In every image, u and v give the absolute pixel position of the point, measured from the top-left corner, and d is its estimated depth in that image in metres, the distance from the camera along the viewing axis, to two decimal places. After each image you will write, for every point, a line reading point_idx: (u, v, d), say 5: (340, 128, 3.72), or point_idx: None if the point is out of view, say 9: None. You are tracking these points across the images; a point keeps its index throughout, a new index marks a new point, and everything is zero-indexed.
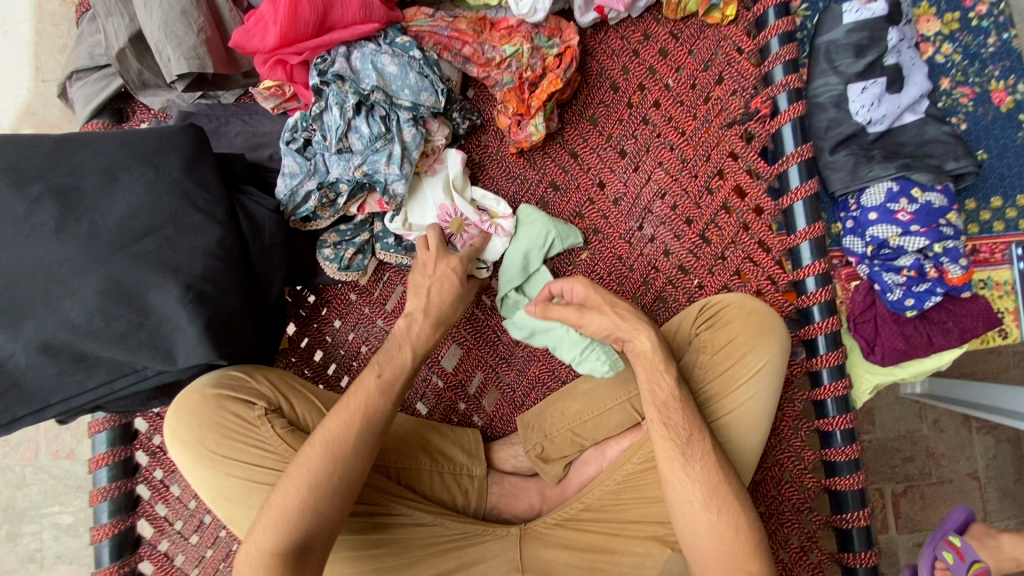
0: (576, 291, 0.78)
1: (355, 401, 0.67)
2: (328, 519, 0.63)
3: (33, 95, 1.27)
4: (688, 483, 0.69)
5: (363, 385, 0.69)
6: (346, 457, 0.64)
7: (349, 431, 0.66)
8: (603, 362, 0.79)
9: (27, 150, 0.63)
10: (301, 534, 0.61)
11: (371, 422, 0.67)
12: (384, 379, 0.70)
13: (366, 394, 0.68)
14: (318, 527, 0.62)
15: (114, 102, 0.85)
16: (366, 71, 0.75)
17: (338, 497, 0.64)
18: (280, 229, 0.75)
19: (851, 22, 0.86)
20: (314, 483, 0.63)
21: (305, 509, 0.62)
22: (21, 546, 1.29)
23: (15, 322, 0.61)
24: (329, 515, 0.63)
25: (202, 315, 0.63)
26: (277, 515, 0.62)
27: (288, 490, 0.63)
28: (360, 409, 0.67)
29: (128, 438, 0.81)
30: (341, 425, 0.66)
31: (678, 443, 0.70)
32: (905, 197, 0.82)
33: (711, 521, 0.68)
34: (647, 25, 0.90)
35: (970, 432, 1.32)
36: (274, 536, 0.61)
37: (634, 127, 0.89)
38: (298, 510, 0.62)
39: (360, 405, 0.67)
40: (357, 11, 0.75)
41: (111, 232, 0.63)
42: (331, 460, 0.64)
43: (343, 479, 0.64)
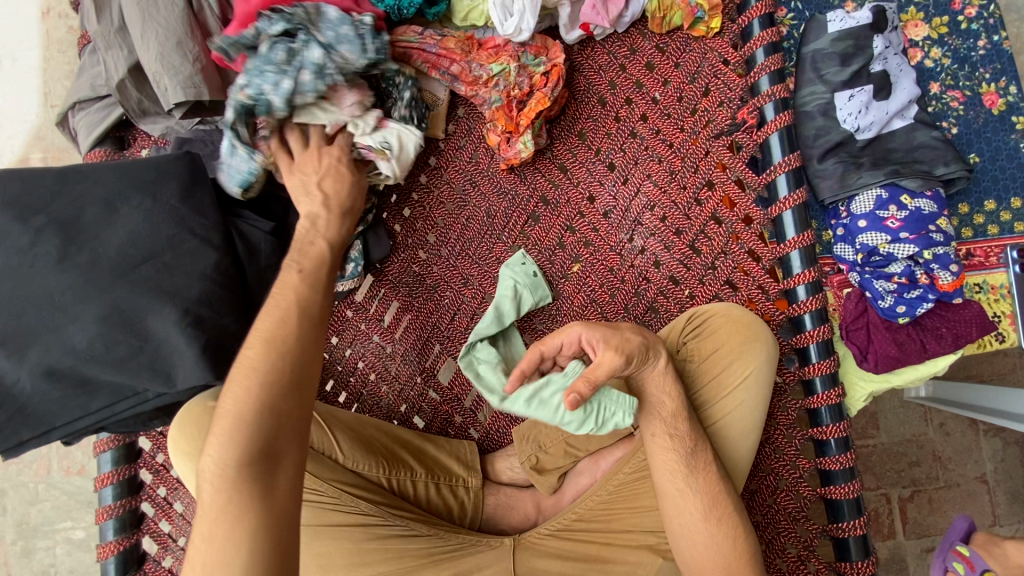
0: (595, 342, 0.66)
1: (288, 298, 0.62)
2: (285, 400, 0.57)
3: (42, 121, 1.30)
4: (688, 494, 0.70)
5: (290, 282, 0.63)
6: (285, 352, 0.58)
7: (284, 323, 0.60)
8: (622, 413, 0.67)
9: (31, 183, 0.66)
10: (259, 431, 0.55)
11: (307, 316, 0.61)
12: (306, 273, 0.64)
13: (297, 293, 0.62)
14: (275, 421, 0.56)
15: (115, 130, 0.88)
16: (322, 38, 0.72)
17: (293, 376, 0.58)
18: (276, 252, 0.76)
19: (836, 31, 0.87)
20: (258, 379, 0.56)
21: (255, 405, 0.56)
22: (35, 561, 1.32)
23: (20, 349, 0.63)
24: (283, 404, 0.57)
25: (200, 339, 0.65)
26: (227, 422, 0.55)
27: (232, 397, 0.56)
28: (292, 305, 0.61)
29: (132, 457, 0.84)
30: (271, 319, 0.60)
31: (682, 455, 0.71)
32: (894, 204, 0.82)
33: (714, 532, 0.69)
34: (633, 40, 0.91)
35: (977, 434, 1.30)
36: (225, 447, 0.54)
37: (622, 140, 0.90)
38: (248, 410, 0.55)
39: (292, 300, 0.61)
40: (343, 27, 0.76)
41: (111, 260, 0.65)
42: (271, 354, 0.58)
43: (291, 362, 0.58)
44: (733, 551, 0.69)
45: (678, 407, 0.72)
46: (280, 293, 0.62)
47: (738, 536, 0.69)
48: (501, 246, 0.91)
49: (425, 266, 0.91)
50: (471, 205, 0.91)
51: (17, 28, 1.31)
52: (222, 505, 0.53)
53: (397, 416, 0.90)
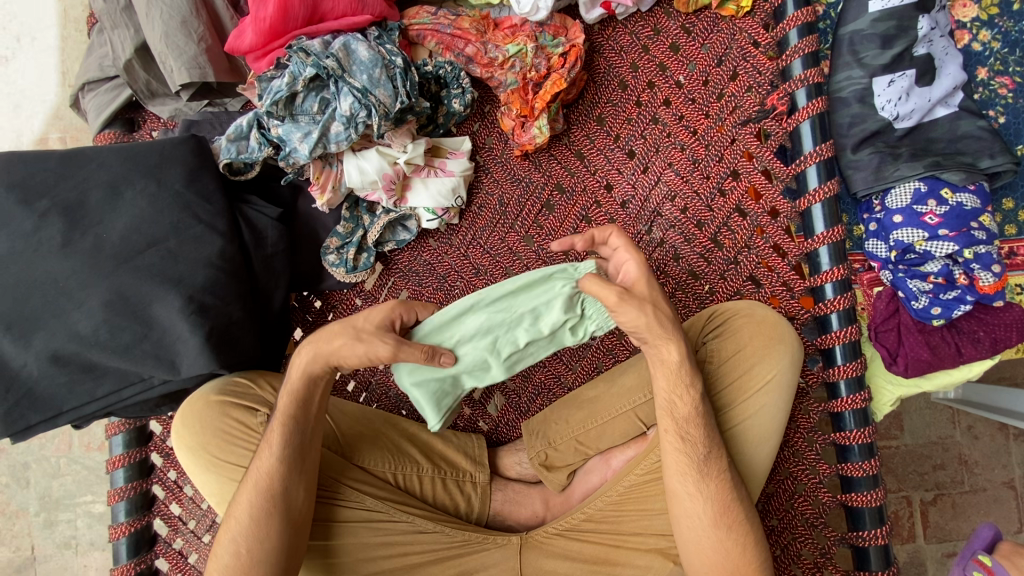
0: (630, 271, 0.68)
1: (255, 471, 0.67)
2: (255, 558, 0.64)
3: (60, 99, 1.30)
4: (699, 500, 0.68)
5: (257, 454, 0.67)
6: (273, 490, 0.66)
7: (249, 502, 0.66)
8: (597, 322, 0.70)
9: (34, 166, 0.65)
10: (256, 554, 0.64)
11: (268, 490, 0.65)
12: (268, 441, 0.67)
13: (264, 461, 0.66)
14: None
15: (125, 111, 0.86)
16: (333, 52, 0.71)
17: (262, 550, 0.65)
18: (284, 239, 0.75)
19: (877, 11, 0.81)
20: (235, 538, 0.65)
21: (231, 554, 0.65)
22: (57, 532, 1.36)
23: (26, 335, 0.63)
24: (255, 561, 0.64)
25: (203, 327, 0.64)
26: (234, 525, 0.66)
27: (217, 551, 0.66)
28: (255, 478, 0.66)
29: (143, 440, 0.84)
30: (266, 462, 0.66)
31: (696, 459, 0.68)
32: (933, 198, 0.77)
33: (720, 541, 0.67)
34: (657, 20, 0.86)
35: (1007, 439, 1.25)
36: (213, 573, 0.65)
37: (643, 126, 0.86)
38: (225, 563, 0.65)
39: (257, 479, 0.66)
40: (349, 3, 0.74)
41: (115, 245, 0.65)
42: (244, 515, 0.65)
43: (260, 525, 0.65)
44: (740, 559, 0.67)
45: (691, 410, 0.68)
46: (257, 452, 0.68)
47: (749, 545, 0.67)
48: (513, 235, 0.88)
49: (436, 255, 0.89)
50: (484, 192, 0.89)
51: (32, 5, 1.29)
52: None
53: (405, 406, 0.89)
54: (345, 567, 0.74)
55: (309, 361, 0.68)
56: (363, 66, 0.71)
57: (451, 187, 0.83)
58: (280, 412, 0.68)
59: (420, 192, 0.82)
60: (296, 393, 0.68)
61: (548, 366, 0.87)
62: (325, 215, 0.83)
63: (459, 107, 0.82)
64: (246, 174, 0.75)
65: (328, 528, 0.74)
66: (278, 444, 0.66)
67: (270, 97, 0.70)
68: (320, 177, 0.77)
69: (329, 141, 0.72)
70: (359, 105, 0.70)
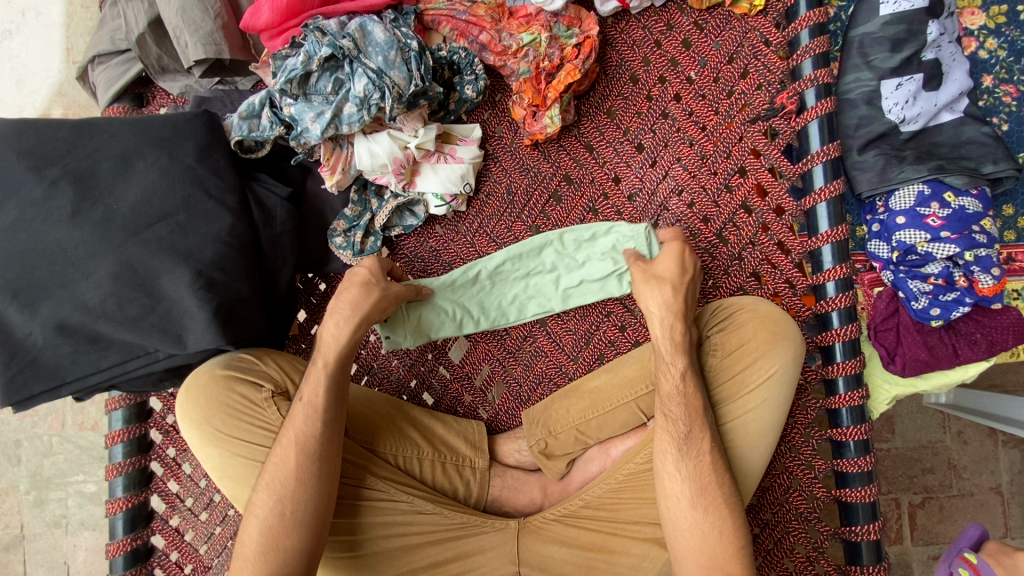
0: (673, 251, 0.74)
1: (293, 432, 0.67)
2: (299, 518, 0.65)
3: (63, 76, 1.29)
4: (675, 481, 0.69)
5: (294, 416, 0.68)
6: (315, 452, 0.66)
7: (287, 464, 0.66)
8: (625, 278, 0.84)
9: (46, 134, 0.65)
10: (300, 515, 0.65)
11: (307, 451, 0.66)
12: (306, 402, 0.68)
13: (303, 422, 0.67)
14: (292, 536, 0.65)
15: (134, 86, 0.86)
16: (349, 31, 0.71)
17: (304, 509, 0.65)
18: (292, 219, 0.75)
19: (888, 15, 0.81)
20: (274, 498, 0.65)
21: (272, 514, 0.65)
22: (47, 511, 1.35)
23: (34, 303, 0.62)
24: (298, 520, 0.65)
25: (211, 302, 0.64)
26: (273, 488, 0.66)
27: (253, 514, 0.66)
28: (292, 440, 0.67)
29: (143, 416, 0.84)
30: (306, 423, 0.67)
31: (675, 437, 0.70)
32: (936, 201, 0.78)
33: (687, 524, 0.68)
34: (670, 15, 0.86)
35: (995, 445, 1.27)
36: (252, 534, 0.65)
37: (653, 120, 0.87)
38: (266, 523, 0.65)
39: (295, 441, 0.67)
40: None
41: (125, 217, 0.64)
42: (283, 475, 0.66)
43: (301, 486, 0.65)
44: (725, 538, 0.67)
45: (677, 390, 0.70)
46: (293, 414, 0.68)
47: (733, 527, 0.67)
48: (520, 225, 0.88)
49: (442, 241, 0.89)
50: (492, 180, 0.89)
51: None
52: (258, 549, 0.65)
53: (406, 391, 0.90)
54: (365, 542, 0.75)
55: (336, 322, 0.71)
56: (379, 47, 0.71)
57: (460, 173, 0.83)
58: (317, 374, 0.69)
59: (429, 178, 0.82)
60: (335, 353, 0.70)
61: (550, 356, 0.88)
62: (334, 197, 0.83)
63: (472, 94, 0.82)
64: (257, 153, 0.75)
65: (356, 506, 0.75)
66: (321, 406, 0.68)
67: (285, 75, 0.70)
68: (330, 158, 0.76)
69: (341, 122, 0.72)
70: (373, 86, 0.70)
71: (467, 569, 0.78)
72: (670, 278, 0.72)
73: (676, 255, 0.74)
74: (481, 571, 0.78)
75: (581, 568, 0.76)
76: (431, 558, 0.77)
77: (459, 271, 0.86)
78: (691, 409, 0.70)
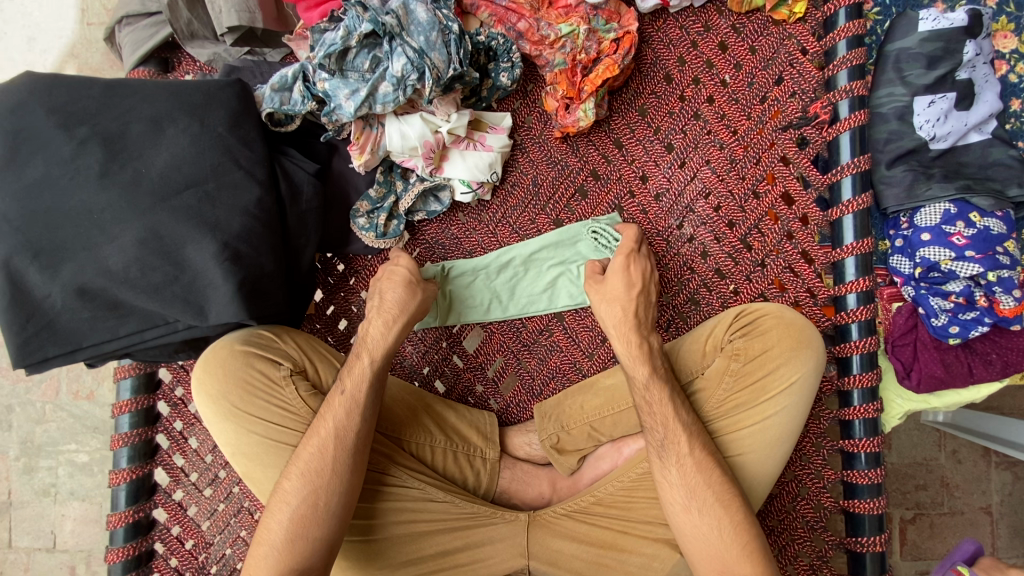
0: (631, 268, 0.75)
1: (333, 424, 0.67)
2: (330, 510, 0.65)
3: (77, 37, 1.24)
4: (666, 487, 0.69)
5: (334, 407, 0.67)
6: (351, 446, 0.66)
7: (325, 454, 0.66)
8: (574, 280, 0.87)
9: (77, 92, 0.63)
10: (330, 508, 0.65)
11: (346, 444, 0.66)
12: (348, 395, 0.68)
13: (344, 415, 0.67)
14: (322, 527, 0.64)
15: (161, 51, 0.84)
16: (390, 8, 0.69)
17: (337, 502, 0.65)
18: (318, 197, 0.73)
19: (926, 31, 0.82)
20: (308, 488, 0.65)
21: (304, 503, 0.64)
22: (36, 479, 1.33)
23: (55, 264, 0.61)
24: (328, 511, 0.64)
25: (236, 275, 0.62)
26: (303, 479, 0.65)
27: (283, 501, 0.65)
28: (331, 432, 0.66)
29: (152, 387, 0.82)
30: (342, 415, 0.67)
31: (656, 446, 0.70)
32: (962, 220, 0.78)
33: (692, 528, 0.67)
34: (708, 16, 0.86)
35: (988, 466, 1.28)
36: (279, 523, 0.64)
37: (684, 121, 0.86)
38: (297, 512, 0.64)
39: (333, 434, 0.66)
40: None
41: (153, 182, 0.63)
42: (318, 465, 0.65)
43: (337, 477, 0.65)
44: (747, 544, 0.66)
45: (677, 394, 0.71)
46: (333, 405, 0.68)
47: (738, 525, 0.66)
48: (544, 218, 0.88)
49: (464, 229, 0.88)
50: (518, 171, 0.88)
51: None
52: (285, 538, 0.64)
53: (418, 377, 0.89)
54: (382, 528, 0.75)
55: (383, 323, 0.72)
56: (421, 28, 0.69)
57: (488, 161, 0.82)
58: (361, 368, 0.69)
59: (457, 163, 0.81)
60: (381, 350, 0.70)
61: (565, 351, 0.87)
62: (359, 177, 0.82)
63: (507, 81, 0.81)
64: (287, 127, 0.74)
65: (377, 492, 0.75)
66: (362, 400, 0.68)
67: (324, 50, 0.69)
68: (360, 137, 0.75)
69: (375, 101, 0.71)
70: (411, 67, 0.69)
71: (477, 559, 0.78)
72: (619, 295, 0.73)
73: (622, 271, 0.74)
74: (489, 562, 0.78)
75: (590, 563, 0.76)
76: (440, 546, 0.76)
77: (494, 255, 0.87)
78: (665, 416, 0.70)
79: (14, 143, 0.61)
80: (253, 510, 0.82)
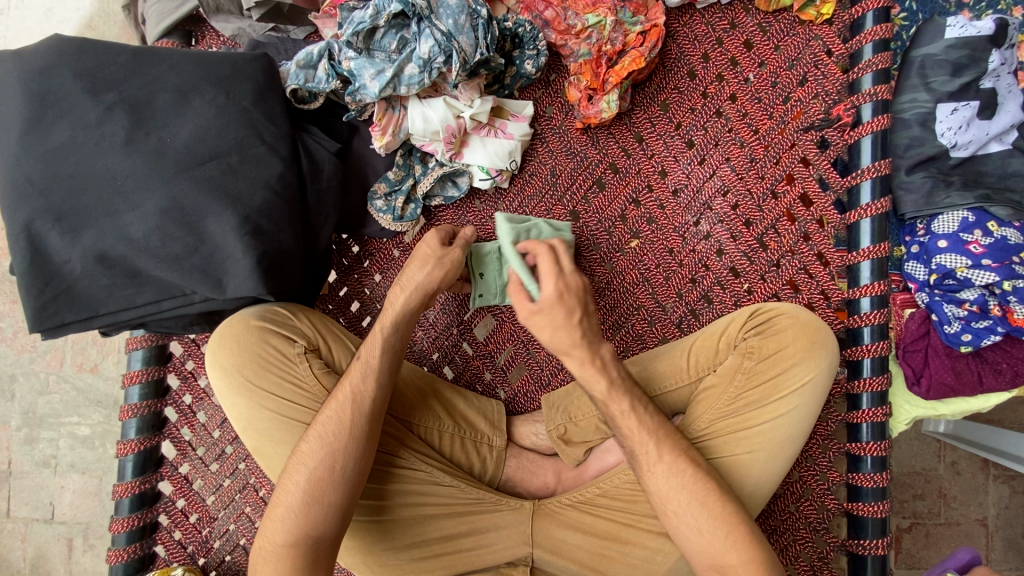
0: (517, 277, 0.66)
1: (350, 389, 0.67)
2: (345, 476, 0.65)
3: (95, 9, 1.23)
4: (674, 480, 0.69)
5: (351, 373, 0.68)
6: (366, 414, 0.67)
7: (341, 419, 0.66)
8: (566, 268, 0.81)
9: (105, 58, 0.63)
10: (346, 473, 0.65)
11: (361, 409, 0.67)
12: (363, 360, 0.69)
13: (360, 380, 0.68)
14: (336, 493, 0.64)
15: (185, 24, 0.84)
16: None
17: (353, 467, 0.65)
18: (339, 175, 0.73)
19: (953, 38, 0.81)
20: (325, 450, 0.65)
21: (320, 467, 0.65)
22: (37, 450, 1.33)
23: (76, 229, 0.61)
24: (343, 476, 0.65)
25: (256, 249, 0.62)
26: (321, 443, 0.65)
27: (301, 463, 0.65)
28: (348, 396, 0.67)
29: (162, 360, 0.82)
30: (357, 380, 0.68)
31: (676, 445, 0.69)
32: (979, 229, 0.78)
33: (692, 525, 0.67)
34: (735, 14, 0.86)
35: (987, 478, 1.28)
36: (294, 487, 0.64)
37: (705, 118, 0.86)
38: (313, 475, 0.64)
39: (348, 398, 0.67)
40: None
41: (177, 152, 0.63)
42: (335, 429, 0.66)
43: (353, 442, 0.66)
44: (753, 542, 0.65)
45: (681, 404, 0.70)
46: (349, 371, 0.69)
47: (742, 524, 0.66)
48: (561, 209, 0.87)
49: (480, 217, 0.88)
50: (537, 160, 0.88)
51: None
52: (299, 501, 0.64)
53: (428, 362, 0.89)
54: (390, 509, 0.75)
55: (399, 293, 0.71)
56: (450, 10, 0.69)
57: (508, 149, 0.82)
58: (374, 337, 0.70)
59: (477, 149, 0.81)
60: (393, 318, 0.71)
61: None
62: (378, 158, 0.81)
63: (531, 69, 0.81)
64: (310, 104, 0.74)
65: (387, 473, 0.76)
66: (376, 369, 0.68)
67: (351, 27, 0.68)
68: (382, 118, 0.75)
69: (400, 82, 0.71)
70: (439, 49, 0.69)
71: (480, 545, 0.78)
72: (562, 324, 0.64)
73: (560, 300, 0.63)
74: (492, 548, 0.78)
75: (593, 555, 0.77)
76: (444, 531, 0.77)
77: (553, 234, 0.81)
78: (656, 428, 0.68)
79: (40, 106, 0.61)
80: (259, 487, 0.82)
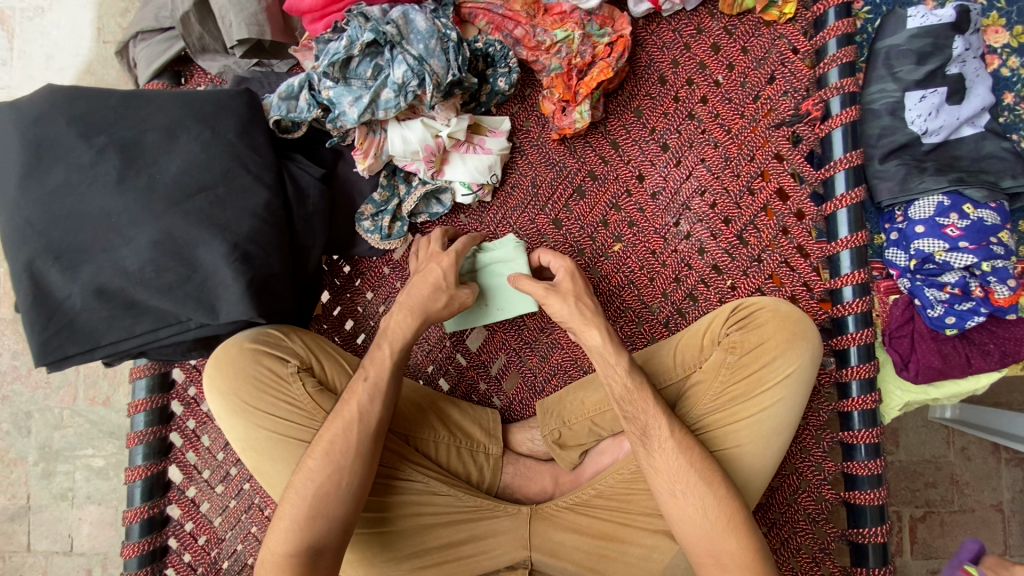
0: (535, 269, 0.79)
1: (355, 408, 0.70)
2: (349, 491, 0.67)
3: (94, 55, 1.28)
4: (663, 478, 0.70)
5: (358, 393, 0.71)
6: (370, 432, 0.69)
7: (349, 436, 0.68)
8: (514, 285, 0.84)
9: (96, 103, 0.67)
10: (350, 490, 0.67)
11: (369, 428, 0.69)
12: (371, 382, 0.71)
13: (367, 401, 0.70)
14: (340, 507, 0.66)
15: (174, 65, 0.89)
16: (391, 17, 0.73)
17: (357, 482, 0.68)
18: (325, 199, 0.76)
19: (915, 28, 0.83)
20: (331, 466, 0.67)
21: (329, 481, 0.67)
22: (55, 483, 1.36)
23: (74, 266, 0.64)
24: (348, 491, 0.67)
25: (246, 275, 0.65)
26: (326, 459, 0.67)
27: (308, 478, 0.67)
28: (356, 415, 0.69)
29: (165, 387, 0.85)
30: (365, 400, 0.70)
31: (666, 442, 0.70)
32: (955, 212, 0.79)
33: (686, 522, 0.68)
34: (701, 19, 0.88)
35: (998, 463, 1.26)
36: (301, 499, 0.66)
37: (679, 121, 0.88)
38: (321, 489, 0.66)
39: (356, 417, 0.69)
40: None
41: (167, 187, 0.66)
42: (343, 446, 0.68)
43: (360, 458, 0.68)
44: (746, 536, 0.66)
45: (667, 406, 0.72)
46: (355, 390, 0.71)
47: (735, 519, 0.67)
48: (543, 218, 0.90)
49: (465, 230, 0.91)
50: (518, 172, 0.90)
51: None
52: (303, 516, 0.66)
53: (423, 375, 0.91)
54: (392, 519, 0.77)
55: (404, 314, 0.75)
56: (420, 36, 0.73)
57: (488, 164, 0.85)
58: (383, 358, 0.73)
59: (457, 166, 0.84)
60: (402, 342, 0.74)
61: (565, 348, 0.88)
62: (363, 181, 0.84)
63: (504, 86, 0.84)
64: (293, 134, 0.78)
65: (389, 485, 0.77)
66: (383, 389, 0.71)
67: (327, 58, 0.72)
68: (364, 142, 0.78)
69: (378, 107, 0.74)
70: (412, 73, 0.72)
71: (479, 552, 0.79)
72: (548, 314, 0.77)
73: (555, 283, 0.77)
74: (492, 554, 0.79)
75: (591, 556, 0.77)
76: (443, 539, 0.78)
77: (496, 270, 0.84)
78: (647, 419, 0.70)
79: (37, 152, 0.65)
80: (263, 506, 0.84)
